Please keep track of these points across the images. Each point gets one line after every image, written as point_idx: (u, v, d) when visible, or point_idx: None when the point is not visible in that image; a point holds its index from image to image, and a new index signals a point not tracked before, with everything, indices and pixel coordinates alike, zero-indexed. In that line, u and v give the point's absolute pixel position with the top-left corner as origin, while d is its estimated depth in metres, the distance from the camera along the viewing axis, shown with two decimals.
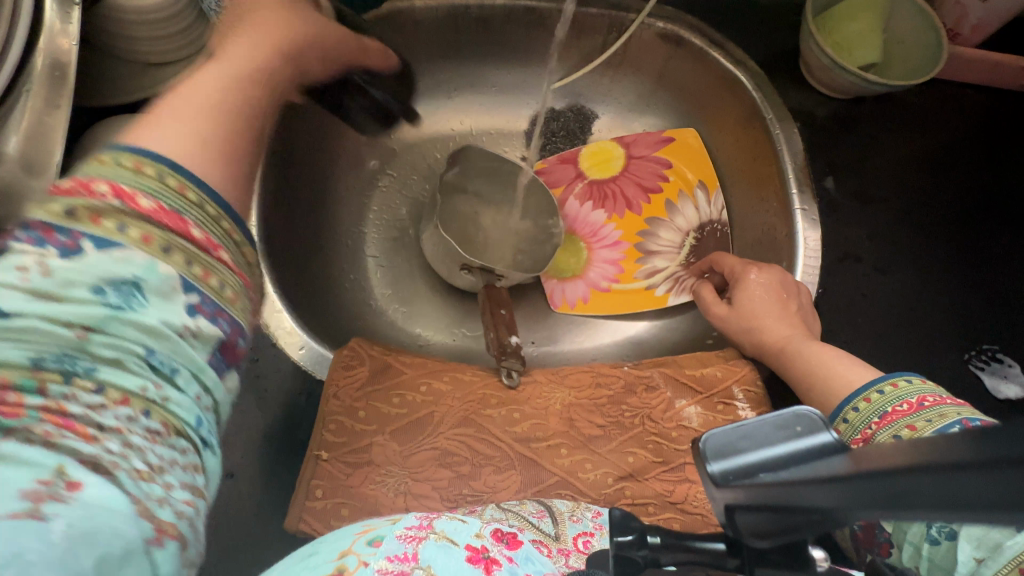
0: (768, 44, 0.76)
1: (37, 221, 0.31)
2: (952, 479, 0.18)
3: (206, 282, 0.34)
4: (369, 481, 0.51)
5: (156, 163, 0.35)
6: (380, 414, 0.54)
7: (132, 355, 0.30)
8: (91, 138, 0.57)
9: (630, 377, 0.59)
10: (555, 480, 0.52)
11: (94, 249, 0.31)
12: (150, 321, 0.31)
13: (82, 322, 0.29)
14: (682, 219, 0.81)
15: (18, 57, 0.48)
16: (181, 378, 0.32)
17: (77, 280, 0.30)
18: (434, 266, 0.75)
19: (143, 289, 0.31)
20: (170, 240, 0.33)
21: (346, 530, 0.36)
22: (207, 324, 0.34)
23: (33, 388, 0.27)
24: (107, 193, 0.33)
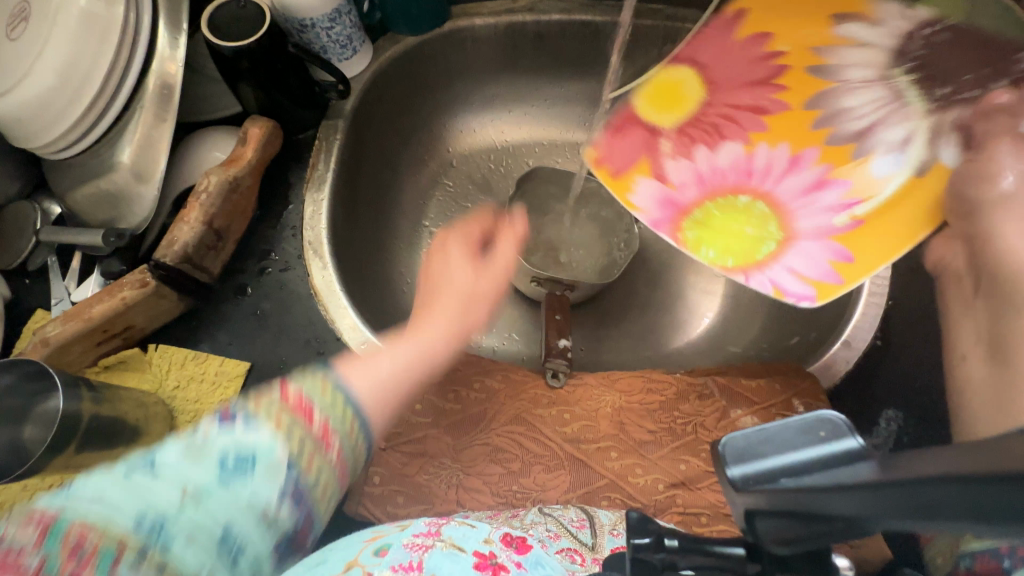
0: None
1: (227, 404, 0.36)
2: (993, 489, 0.17)
3: (307, 469, 0.35)
4: (423, 472, 0.53)
5: (315, 364, 0.39)
6: (435, 408, 0.56)
7: (209, 531, 0.31)
8: (188, 152, 0.64)
9: (683, 383, 0.58)
10: (605, 483, 0.52)
11: (242, 425, 0.34)
12: (246, 492, 0.32)
13: (189, 490, 0.31)
14: (852, 55, 0.61)
15: (134, 81, 0.56)
16: (243, 564, 0.31)
17: (211, 447, 0.33)
18: (512, 281, 0.78)
19: (254, 463, 0.33)
20: (293, 419, 0.35)
21: (357, 536, 0.39)
22: (288, 512, 0.33)
23: (115, 559, 0.28)
24: (285, 393, 0.36)
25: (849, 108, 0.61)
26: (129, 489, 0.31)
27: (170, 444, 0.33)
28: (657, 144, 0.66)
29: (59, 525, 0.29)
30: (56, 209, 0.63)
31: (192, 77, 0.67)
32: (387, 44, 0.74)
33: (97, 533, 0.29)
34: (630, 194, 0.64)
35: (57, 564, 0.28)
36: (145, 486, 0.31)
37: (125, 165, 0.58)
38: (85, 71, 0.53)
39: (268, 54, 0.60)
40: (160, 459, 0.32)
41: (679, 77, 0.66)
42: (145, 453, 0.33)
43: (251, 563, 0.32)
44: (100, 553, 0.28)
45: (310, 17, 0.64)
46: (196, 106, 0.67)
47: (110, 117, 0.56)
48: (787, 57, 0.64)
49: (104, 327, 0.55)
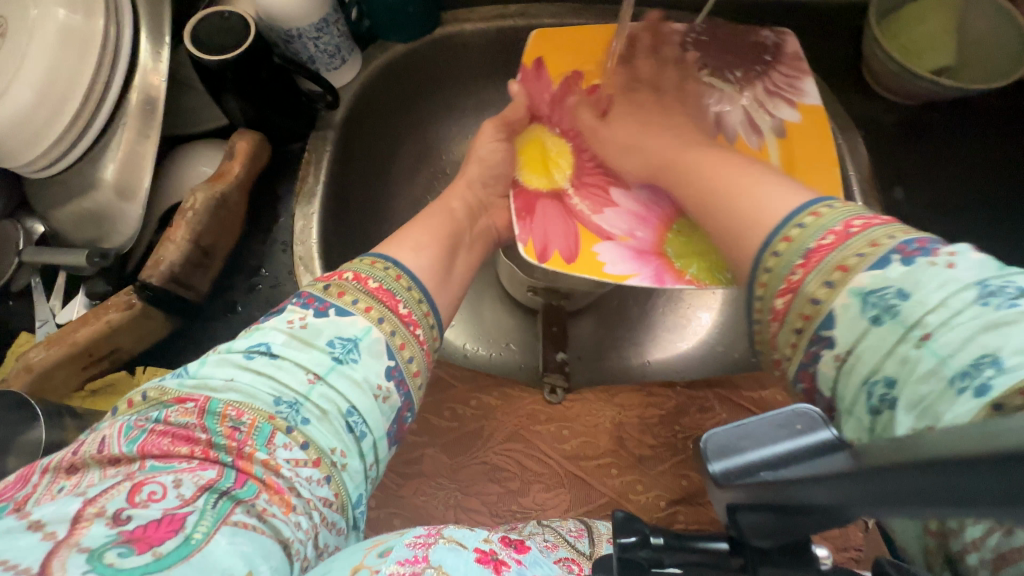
0: (828, 52, 0.73)
1: (309, 294, 0.43)
2: (949, 471, 0.17)
3: (401, 351, 0.42)
4: (420, 493, 0.52)
5: (408, 275, 0.46)
6: (431, 426, 0.55)
7: (338, 410, 0.38)
8: (172, 167, 0.62)
9: (683, 397, 0.57)
10: (605, 501, 0.52)
11: (335, 314, 0.41)
12: (358, 375, 0.40)
13: (313, 367, 0.39)
14: (672, 71, 0.60)
15: (115, 96, 0.55)
16: (364, 444, 0.39)
17: (320, 334, 0.40)
18: (509, 290, 0.77)
19: (359, 347, 0.41)
20: (383, 312, 0.43)
21: (358, 545, 0.35)
22: (393, 389, 0.41)
23: (268, 432, 0.36)
24: (372, 284, 0.44)
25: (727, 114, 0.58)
26: (258, 374, 0.38)
27: (276, 340, 0.40)
28: (573, 211, 0.55)
29: (213, 407, 0.36)
30: (40, 228, 0.60)
31: (175, 89, 0.65)
32: (376, 52, 0.73)
33: (239, 414, 0.36)
34: (603, 266, 0.52)
35: (221, 437, 0.35)
36: (277, 364, 0.38)
37: (108, 182, 0.56)
38: (65, 89, 0.51)
39: (254, 67, 0.58)
40: (276, 345, 0.40)
41: (536, 58, 0.61)
42: (247, 347, 0.40)
43: (364, 436, 0.39)
44: (256, 428, 0.35)
45: (297, 27, 0.62)
46: (182, 120, 0.66)
47: (91, 133, 0.55)
48: (603, 90, 0.62)
49: (89, 351, 0.53)
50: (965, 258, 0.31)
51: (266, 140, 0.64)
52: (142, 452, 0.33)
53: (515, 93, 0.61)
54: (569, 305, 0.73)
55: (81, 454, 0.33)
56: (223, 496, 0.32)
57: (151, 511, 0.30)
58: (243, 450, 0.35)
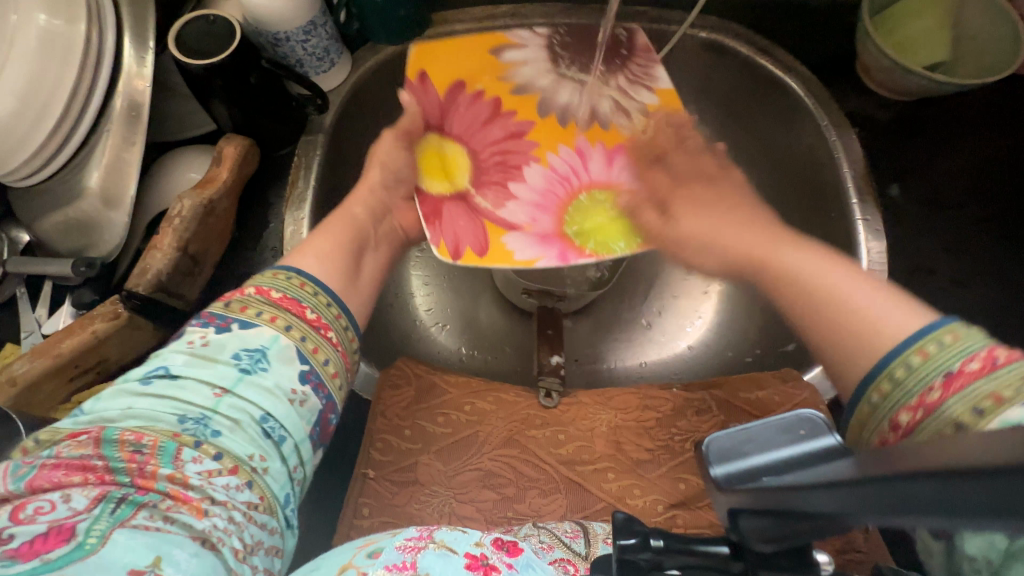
0: (821, 49, 0.72)
1: (209, 313, 0.41)
2: (957, 483, 0.16)
3: (315, 355, 0.41)
4: (414, 501, 0.51)
5: (314, 282, 0.45)
6: (425, 433, 0.55)
7: (251, 416, 0.37)
8: (160, 174, 0.61)
9: (679, 399, 0.56)
10: (603, 506, 0.51)
11: (238, 328, 0.40)
12: (269, 382, 0.38)
13: (220, 381, 0.37)
14: (527, 71, 0.58)
15: (99, 102, 0.54)
16: (285, 447, 0.38)
17: (225, 347, 0.39)
18: (504, 293, 0.76)
19: (268, 355, 0.39)
20: (290, 319, 0.41)
21: (349, 544, 0.36)
22: (312, 392, 0.40)
23: (172, 449, 0.33)
24: (276, 296, 0.42)
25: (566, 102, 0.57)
26: (158, 398, 0.35)
27: (176, 360, 0.38)
28: (478, 208, 0.53)
29: (108, 434, 0.33)
30: (25, 237, 0.60)
31: (162, 94, 0.64)
32: (366, 54, 0.72)
33: (138, 437, 0.33)
34: (513, 256, 0.51)
35: (119, 462, 0.32)
36: (178, 385, 0.36)
37: (93, 191, 0.55)
38: (48, 96, 0.50)
39: (240, 70, 0.57)
40: (176, 365, 0.37)
41: (420, 70, 0.57)
42: (145, 372, 0.37)
43: (284, 439, 0.38)
44: (158, 447, 0.33)
45: (284, 30, 0.61)
46: (169, 126, 0.65)
47: (75, 140, 0.54)
48: (490, 92, 0.57)
49: (75, 362, 0.52)
50: None
51: (255, 145, 0.63)
52: (30, 487, 0.31)
53: (406, 103, 0.56)
54: (564, 307, 0.73)
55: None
56: (121, 505, 0.31)
57: (36, 527, 0.29)
58: (143, 470, 0.32)
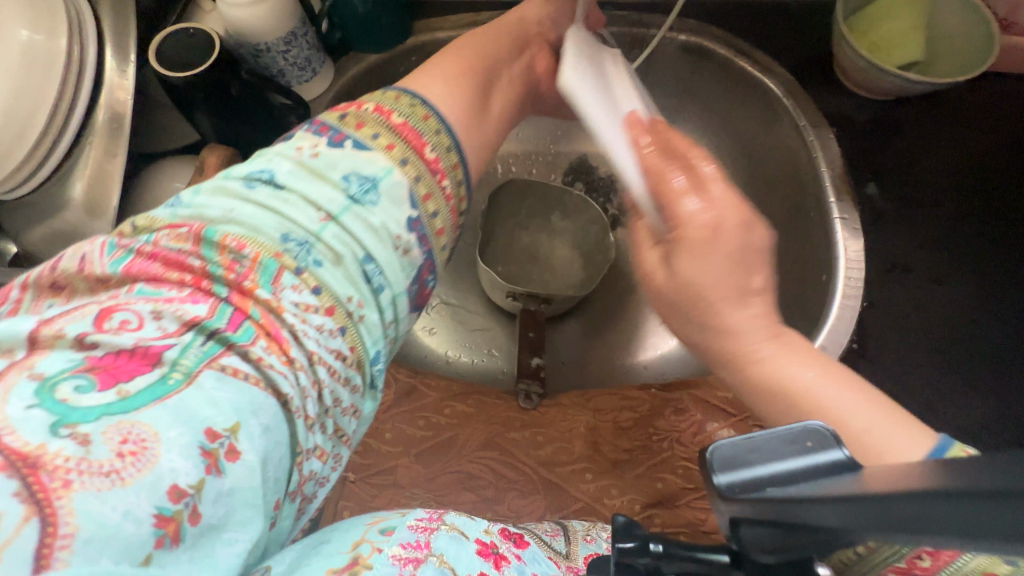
0: (798, 50, 0.73)
1: (323, 123, 0.42)
2: (970, 504, 0.16)
3: (424, 202, 0.42)
4: (393, 504, 0.51)
5: (435, 117, 0.44)
6: (405, 436, 0.55)
7: (353, 257, 0.38)
8: (144, 184, 0.62)
9: (657, 399, 0.57)
10: (580, 507, 0.51)
11: (352, 147, 0.41)
12: (374, 217, 0.39)
13: (328, 210, 0.38)
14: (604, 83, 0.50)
15: (82, 114, 0.56)
16: (383, 297, 0.40)
17: (335, 166, 0.40)
18: (488, 295, 0.77)
19: (377, 188, 0.40)
20: (407, 154, 0.41)
21: (355, 521, 0.36)
22: (414, 243, 0.41)
23: (274, 269, 0.35)
24: (395, 122, 0.42)
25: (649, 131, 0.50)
26: (263, 207, 0.37)
27: (281, 169, 0.39)
28: None
29: (208, 235, 0.35)
30: (11, 248, 0.60)
31: (146, 105, 0.65)
32: (348, 63, 0.73)
33: (240, 246, 0.35)
34: None
35: (219, 269, 0.34)
36: (284, 197, 0.38)
37: (77, 201, 0.57)
38: (30, 109, 0.51)
39: (219, 82, 0.58)
40: (280, 173, 0.39)
41: None
42: (254, 174, 0.39)
43: (381, 288, 0.40)
44: (260, 263, 0.35)
45: (265, 41, 0.62)
46: (154, 136, 0.66)
47: (58, 152, 0.55)
48: None
49: None
50: None
51: (237, 154, 0.64)
52: (128, 274, 0.33)
53: None
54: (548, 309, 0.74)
55: (60, 270, 0.33)
56: (215, 337, 0.32)
57: (123, 341, 0.29)
58: (244, 285, 0.34)
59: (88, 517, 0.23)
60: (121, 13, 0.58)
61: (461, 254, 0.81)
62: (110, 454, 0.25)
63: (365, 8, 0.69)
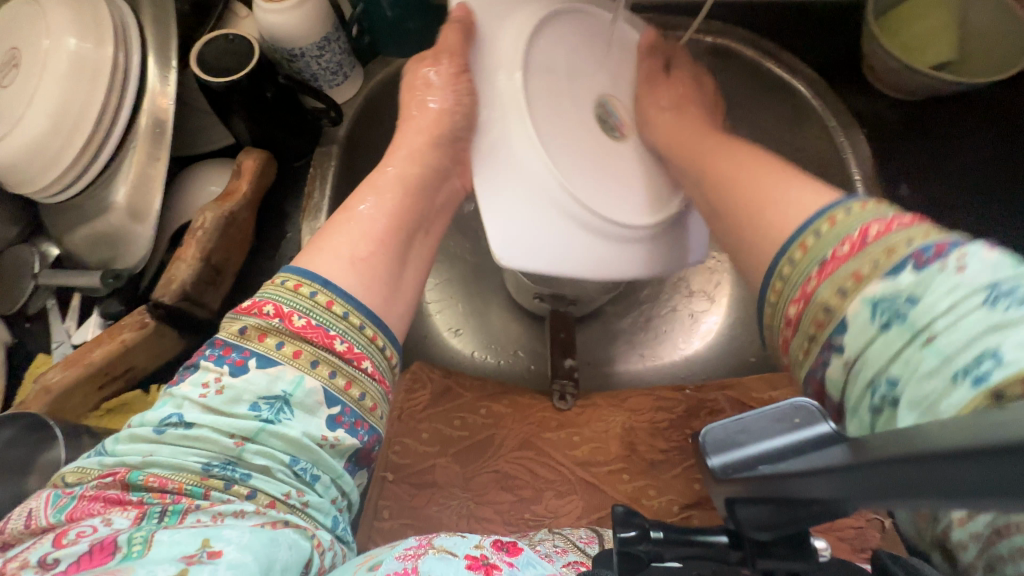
0: (826, 51, 0.73)
1: (223, 344, 0.39)
2: (951, 465, 0.17)
3: (347, 392, 0.39)
4: (433, 503, 0.52)
5: (311, 282, 0.41)
6: (442, 436, 0.55)
7: (280, 463, 0.36)
8: (182, 187, 0.63)
9: (692, 400, 0.57)
10: (618, 506, 0.52)
11: (256, 365, 0.37)
12: (295, 431, 0.36)
13: (240, 431, 0.35)
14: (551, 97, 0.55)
15: (126, 120, 0.57)
16: (321, 483, 0.37)
17: (241, 396, 0.36)
18: (515, 296, 0.77)
19: (291, 403, 0.37)
20: (317, 354, 0.38)
21: (350, 562, 0.36)
22: (346, 434, 0.38)
23: (200, 492, 0.34)
24: (272, 313, 0.39)
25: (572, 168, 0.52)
26: (177, 445, 0.35)
27: (191, 409, 0.36)
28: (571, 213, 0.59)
29: (133, 479, 0.33)
30: (53, 250, 0.62)
31: (182, 111, 0.67)
32: (378, 67, 0.74)
33: (162, 484, 0.33)
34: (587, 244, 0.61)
35: (149, 500, 0.33)
36: (195, 436, 0.35)
37: (120, 205, 0.57)
38: (78, 115, 0.52)
39: (257, 86, 0.59)
40: (190, 413, 0.36)
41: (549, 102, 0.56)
42: (158, 417, 0.36)
43: (317, 479, 0.37)
44: (185, 491, 0.33)
45: (300, 46, 0.63)
46: (190, 141, 0.67)
47: (103, 157, 0.56)
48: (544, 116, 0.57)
49: (104, 370, 0.54)
50: (976, 259, 0.27)
51: (272, 156, 0.65)
52: (68, 519, 0.32)
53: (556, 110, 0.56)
54: (576, 310, 0.73)
55: (8, 531, 0.32)
56: (164, 517, 0.32)
57: (79, 547, 0.29)
58: (175, 503, 0.33)
59: None
60: (162, 20, 0.60)
61: (487, 255, 0.81)
62: None
63: (394, 13, 0.69)
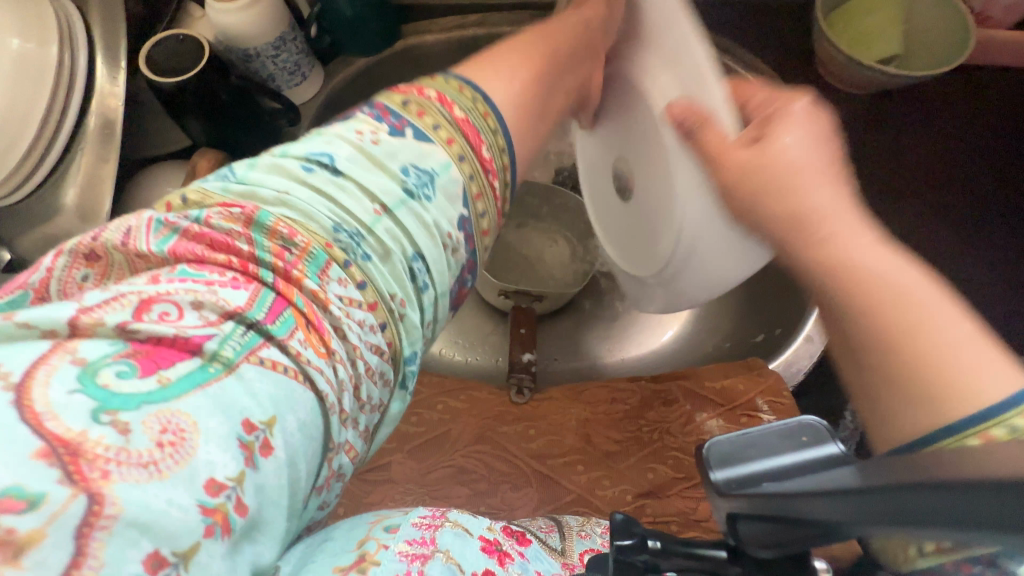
0: (781, 46, 0.74)
1: (383, 108, 0.37)
2: (963, 497, 0.16)
3: (475, 203, 0.38)
4: (387, 499, 0.52)
5: (474, 90, 0.40)
6: (398, 432, 0.56)
7: (403, 251, 0.33)
8: (136, 189, 0.63)
9: (646, 390, 0.58)
10: (572, 498, 0.52)
11: (412, 137, 0.36)
12: (430, 217, 0.35)
13: (382, 198, 0.33)
14: None
15: (74, 121, 0.57)
16: (425, 296, 0.35)
17: (396, 156, 0.35)
18: (480, 292, 0.77)
19: (434, 182, 0.35)
20: (465, 151, 0.37)
21: (357, 518, 0.34)
22: (460, 237, 0.37)
23: (323, 260, 0.30)
24: (434, 97, 0.38)
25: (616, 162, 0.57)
26: (317, 192, 0.32)
27: (343, 151, 0.34)
28: None
29: (262, 217, 0.29)
30: None
31: (137, 112, 0.66)
32: (338, 67, 0.74)
33: (291, 232, 0.30)
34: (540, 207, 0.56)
35: (267, 253, 0.29)
36: (341, 186, 0.33)
37: (69, 207, 0.57)
38: (23, 114, 0.51)
39: (210, 88, 0.59)
40: (341, 159, 0.34)
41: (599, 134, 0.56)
42: (309, 154, 0.33)
43: (425, 287, 0.35)
44: (310, 252, 0.30)
45: (255, 46, 0.63)
46: (146, 143, 0.67)
47: (51, 159, 0.56)
48: None
49: None
50: None
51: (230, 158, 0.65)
52: (175, 255, 0.28)
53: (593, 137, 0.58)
54: (540, 306, 0.74)
55: (102, 241, 0.28)
56: (269, 319, 0.27)
57: (164, 330, 0.24)
58: (290, 273, 0.28)
59: (133, 501, 0.19)
60: (113, 26, 0.60)
61: None
62: (150, 444, 0.21)
63: (352, 13, 0.69)
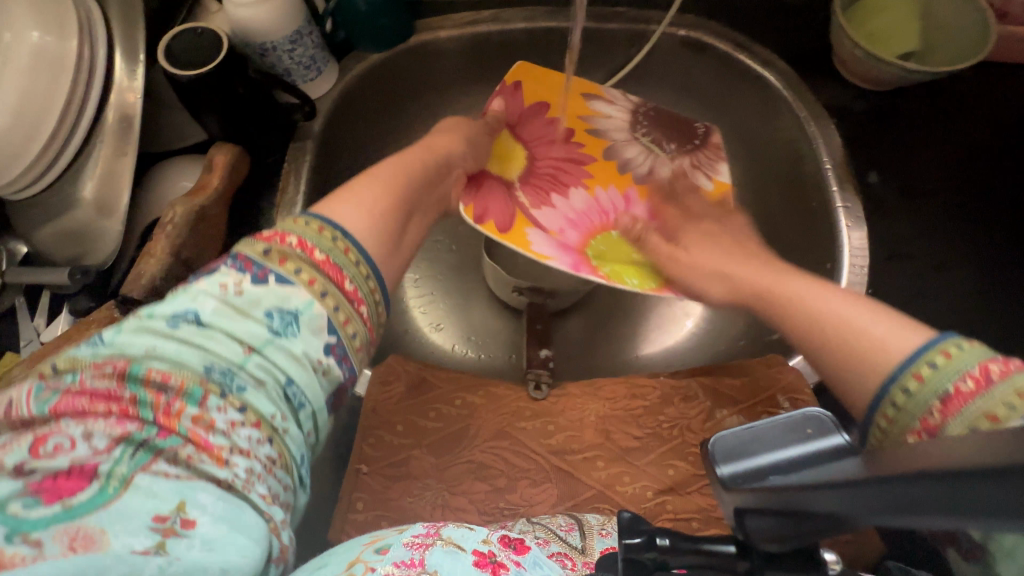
0: (796, 43, 0.74)
1: (244, 257, 0.36)
2: (965, 484, 0.17)
3: (344, 328, 0.37)
4: (407, 495, 0.52)
5: (332, 228, 0.40)
6: (417, 428, 0.56)
7: (277, 379, 0.34)
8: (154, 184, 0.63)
9: (666, 386, 0.57)
10: (592, 494, 0.52)
11: (275, 283, 0.36)
12: (298, 351, 0.35)
13: (250, 340, 0.34)
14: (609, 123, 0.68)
15: (92, 116, 0.56)
16: (303, 413, 0.35)
17: (260, 302, 0.35)
18: (493, 289, 0.77)
19: (300, 320, 0.35)
20: (328, 287, 0.37)
21: (355, 541, 0.36)
22: (335, 365, 0.37)
23: (198, 396, 0.31)
24: (294, 245, 0.37)
25: (632, 164, 0.66)
26: (185, 344, 0.32)
27: (206, 305, 0.34)
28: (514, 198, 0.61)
29: (134, 371, 0.30)
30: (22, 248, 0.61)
31: (154, 106, 0.66)
32: (352, 62, 0.74)
33: (164, 379, 0.30)
34: (529, 245, 0.58)
35: (144, 399, 0.30)
36: (212, 338, 0.33)
37: (88, 200, 0.57)
38: (42, 106, 0.51)
39: (227, 82, 0.59)
40: (205, 313, 0.34)
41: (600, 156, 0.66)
42: (171, 312, 0.33)
43: (303, 406, 0.35)
44: (185, 392, 0.30)
45: (271, 40, 0.63)
46: (162, 137, 0.67)
47: (68, 152, 0.55)
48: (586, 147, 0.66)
49: None
50: None
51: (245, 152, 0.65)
52: (54, 413, 0.28)
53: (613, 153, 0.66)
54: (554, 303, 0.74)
55: None
56: (140, 449, 0.28)
57: (58, 463, 0.27)
58: (169, 408, 0.30)
59: None
60: (130, 18, 0.59)
61: (466, 251, 0.81)
62: (63, 550, 0.24)
63: (367, 8, 0.69)
